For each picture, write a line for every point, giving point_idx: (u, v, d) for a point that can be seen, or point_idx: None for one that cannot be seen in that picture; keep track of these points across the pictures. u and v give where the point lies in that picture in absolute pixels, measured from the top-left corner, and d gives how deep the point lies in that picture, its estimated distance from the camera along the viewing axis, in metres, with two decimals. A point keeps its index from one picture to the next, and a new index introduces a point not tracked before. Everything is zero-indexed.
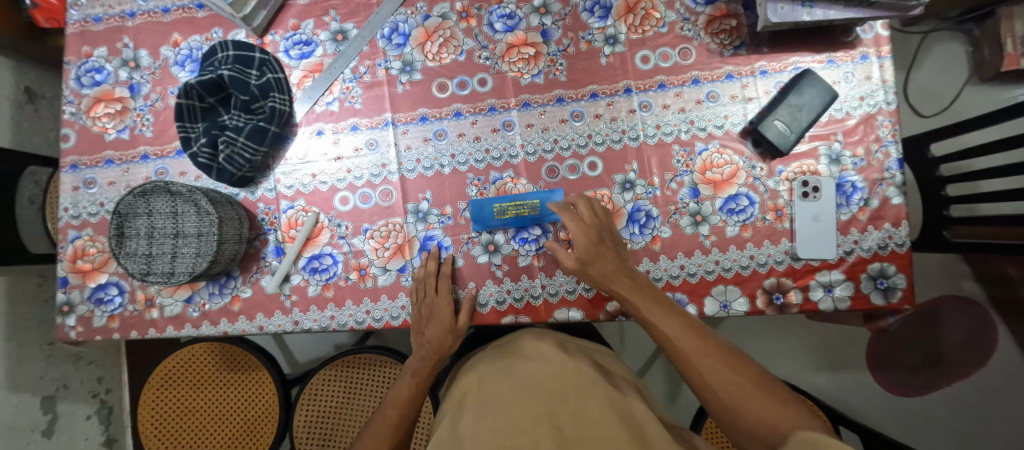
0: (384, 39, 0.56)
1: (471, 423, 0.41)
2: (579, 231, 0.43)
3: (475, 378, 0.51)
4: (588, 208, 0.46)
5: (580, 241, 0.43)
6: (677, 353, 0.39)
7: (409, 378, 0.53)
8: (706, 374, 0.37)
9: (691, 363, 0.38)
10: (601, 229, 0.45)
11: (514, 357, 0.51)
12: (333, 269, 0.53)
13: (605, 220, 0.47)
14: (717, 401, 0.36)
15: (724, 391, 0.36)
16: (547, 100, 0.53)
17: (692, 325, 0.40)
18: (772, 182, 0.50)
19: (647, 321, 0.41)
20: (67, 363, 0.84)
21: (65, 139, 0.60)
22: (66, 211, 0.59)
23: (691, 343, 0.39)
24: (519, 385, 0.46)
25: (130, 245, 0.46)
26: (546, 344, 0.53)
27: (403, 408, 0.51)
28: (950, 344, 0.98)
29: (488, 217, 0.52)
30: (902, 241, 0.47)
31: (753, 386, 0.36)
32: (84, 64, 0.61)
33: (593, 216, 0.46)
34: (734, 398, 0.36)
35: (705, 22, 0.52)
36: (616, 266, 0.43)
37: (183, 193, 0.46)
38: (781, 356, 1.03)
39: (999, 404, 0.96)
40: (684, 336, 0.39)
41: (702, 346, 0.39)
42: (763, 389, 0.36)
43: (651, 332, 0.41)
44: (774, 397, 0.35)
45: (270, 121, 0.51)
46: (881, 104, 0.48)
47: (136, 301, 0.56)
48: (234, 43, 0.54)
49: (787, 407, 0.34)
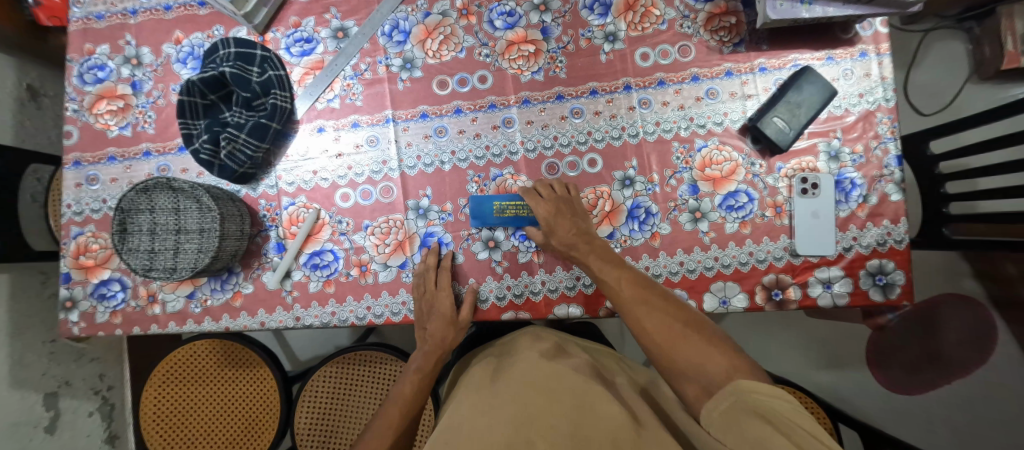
0: (385, 37, 0.56)
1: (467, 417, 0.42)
2: (540, 205, 0.47)
3: (472, 379, 0.52)
4: (551, 188, 0.49)
5: (544, 213, 0.47)
6: (621, 305, 0.43)
7: (411, 375, 0.54)
8: (646, 322, 0.41)
9: (632, 312, 0.42)
10: (566, 201, 0.48)
11: (508, 361, 0.52)
12: (333, 265, 0.53)
13: (570, 194, 0.49)
14: (653, 344, 0.40)
15: (659, 333, 0.40)
16: (547, 97, 0.54)
17: (636, 277, 0.43)
18: (772, 179, 0.50)
19: (597, 276, 0.44)
20: (69, 360, 0.85)
21: (67, 136, 0.61)
22: (69, 207, 0.59)
23: (634, 293, 0.42)
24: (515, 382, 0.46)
25: (133, 241, 0.47)
26: (540, 345, 0.54)
27: (405, 407, 0.52)
28: (950, 343, 0.98)
29: (487, 215, 0.52)
30: (901, 238, 0.47)
31: (687, 330, 0.40)
32: (86, 62, 0.61)
33: (557, 193, 0.49)
34: (670, 343, 0.39)
35: (705, 19, 0.52)
36: (573, 229, 0.46)
37: (185, 189, 0.46)
38: (781, 354, 1.04)
39: (998, 402, 0.96)
40: (626, 286, 0.42)
41: (643, 295, 0.42)
42: (693, 331, 0.40)
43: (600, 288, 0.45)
44: (706, 341, 0.39)
45: (271, 118, 0.52)
46: (881, 101, 0.48)
47: (139, 297, 0.57)
48: (236, 41, 0.54)
49: (717, 348, 0.38)
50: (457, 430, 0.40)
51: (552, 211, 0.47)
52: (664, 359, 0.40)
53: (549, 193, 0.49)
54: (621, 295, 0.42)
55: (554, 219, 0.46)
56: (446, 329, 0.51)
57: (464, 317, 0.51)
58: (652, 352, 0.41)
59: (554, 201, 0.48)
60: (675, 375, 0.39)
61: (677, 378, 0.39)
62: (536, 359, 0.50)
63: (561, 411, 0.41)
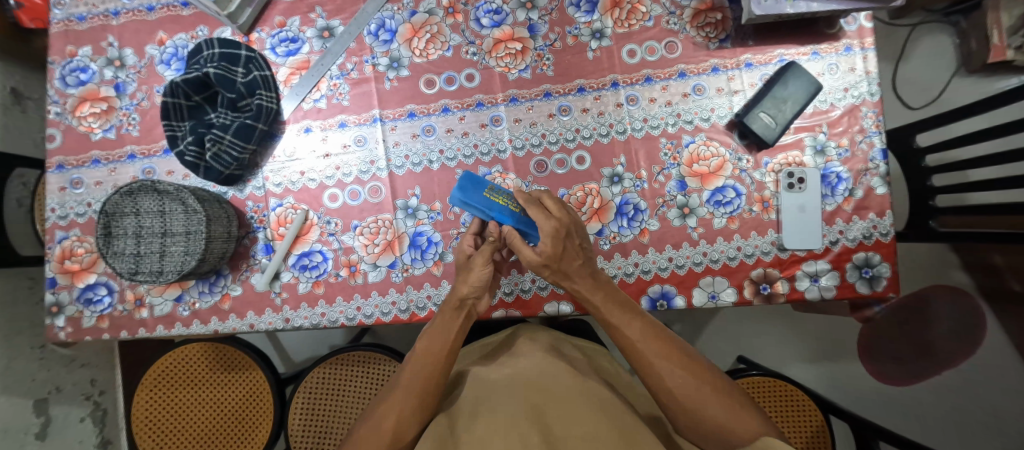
0: (371, 36, 0.56)
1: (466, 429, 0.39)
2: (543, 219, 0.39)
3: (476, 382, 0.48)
4: (554, 201, 0.42)
5: (547, 238, 0.39)
6: (643, 360, 0.42)
7: (422, 339, 0.46)
8: (667, 380, 0.40)
9: (652, 367, 0.41)
10: (570, 223, 0.41)
11: (503, 365, 0.50)
12: (322, 266, 0.53)
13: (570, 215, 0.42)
14: (678, 405, 0.40)
15: (683, 394, 0.39)
16: (535, 95, 0.54)
17: (653, 329, 0.43)
18: (758, 174, 0.50)
19: (610, 325, 0.43)
20: (59, 365, 0.84)
21: (50, 139, 0.60)
22: (53, 211, 0.59)
23: (654, 349, 0.42)
24: (507, 382, 0.45)
25: (118, 244, 0.47)
26: (538, 348, 0.52)
27: (411, 380, 0.44)
28: (939, 334, 0.99)
29: (475, 192, 0.43)
30: (886, 231, 0.47)
31: (713, 391, 0.39)
32: (68, 64, 0.61)
33: (560, 208, 0.42)
34: (694, 404, 0.39)
35: (691, 16, 0.52)
36: (584, 267, 0.42)
37: (170, 191, 0.46)
38: (773, 348, 1.04)
39: (986, 391, 0.97)
40: (644, 337, 0.42)
41: (664, 351, 0.42)
42: (719, 392, 0.39)
43: (613, 334, 0.43)
44: (731, 402, 0.39)
45: (257, 119, 0.51)
46: (865, 95, 0.48)
47: (126, 301, 0.56)
48: (220, 41, 0.54)
49: (744, 409, 0.38)
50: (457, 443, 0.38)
51: (556, 235, 0.39)
52: (691, 421, 0.39)
53: (553, 210, 0.41)
54: (641, 350, 0.42)
55: (557, 257, 0.40)
56: (450, 313, 0.45)
57: (476, 261, 0.44)
58: (676, 413, 0.40)
59: (561, 221, 0.40)
60: (698, 435, 0.40)
61: (702, 438, 0.40)
62: (530, 360, 0.49)
63: (554, 415, 0.39)
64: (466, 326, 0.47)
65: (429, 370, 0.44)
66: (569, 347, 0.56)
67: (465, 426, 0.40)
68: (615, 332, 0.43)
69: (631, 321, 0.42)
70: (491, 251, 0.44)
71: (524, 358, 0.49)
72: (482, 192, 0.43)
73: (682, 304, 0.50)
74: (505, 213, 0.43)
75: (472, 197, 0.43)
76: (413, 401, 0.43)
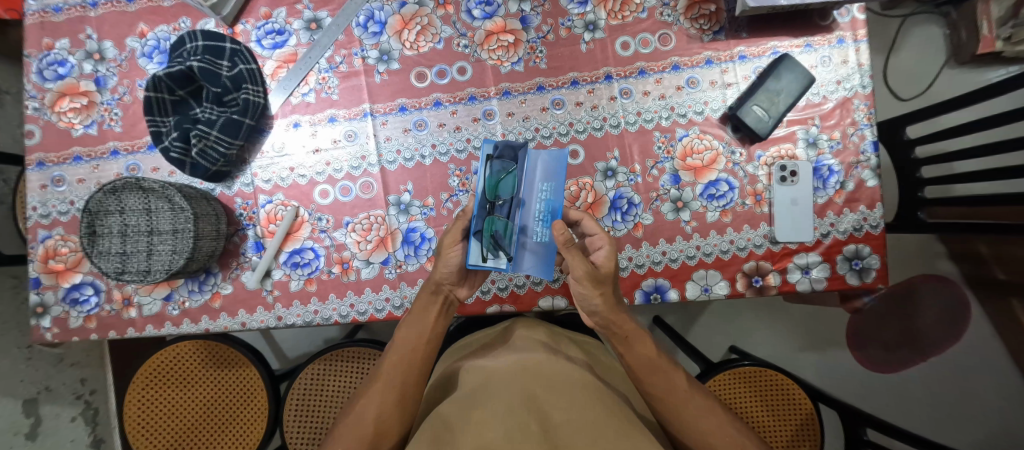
0: (360, 28, 0.55)
1: (478, 414, 0.37)
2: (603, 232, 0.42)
3: (482, 370, 0.46)
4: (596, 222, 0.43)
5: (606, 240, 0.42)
6: (676, 419, 0.42)
7: (410, 322, 0.46)
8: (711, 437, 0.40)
9: (682, 419, 0.42)
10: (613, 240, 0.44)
11: (515, 348, 0.50)
12: (314, 263, 0.53)
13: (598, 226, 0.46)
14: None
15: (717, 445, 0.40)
16: (527, 88, 0.53)
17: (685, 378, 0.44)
18: (751, 167, 0.50)
19: (649, 363, 0.43)
20: (49, 365, 0.84)
21: (29, 136, 0.58)
22: (35, 210, 0.57)
23: (691, 401, 0.42)
24: (518, 368, 0.45)
25: (103, 243, 0.45)
26: (540, 341, 0.53)
27: (405, 375, 0.45)
28: (926, 323, 1.01)
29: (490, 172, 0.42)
30: (876, 223, 0.48)
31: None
32: (45, 57, 0.59)
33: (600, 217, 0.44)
34: None
35: (685, 7, 0.52)
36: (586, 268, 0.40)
37: (155, 189, 0.44)
38: (764, 339, 1.06)
39: (968, 377, 1.00)
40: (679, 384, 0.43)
41: (700, 405, 0.42)
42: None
43: (659, 378, 0.43)
44: None
45: (244, 113, 0.50)
46: (857, 88, 0.49)
47: (113, 300, 0.55)
48: (203, 33, 0.52)
49: None
50: (472, 422, 0.36)
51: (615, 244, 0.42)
52: None
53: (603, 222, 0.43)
54: (677, 406, 0.42)
55: (614, 308, 0.42)
56: (426, 296, 0.45)
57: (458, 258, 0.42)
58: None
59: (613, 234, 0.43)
60: None
61: None
62: (532, 352, 0.48)
63: (551, 403, 0.39)
64: (444, 312, 0.47)
65: (415, 343, 0.45)
66: (563, 339, 0.58)
67: (470, 413, 0.38)
68: (659, 378, 0.43)
69: (667, 370, 0.44)
70: (463, 229, 0.44)
71: (528, 350, 0.49)
72: (562, 187, 0.43)
73: (675, 297, 0.50)
74: (557, 212, 0.42)
75: (552, 175, 0.43)
76: (411, 398, 0.44)
